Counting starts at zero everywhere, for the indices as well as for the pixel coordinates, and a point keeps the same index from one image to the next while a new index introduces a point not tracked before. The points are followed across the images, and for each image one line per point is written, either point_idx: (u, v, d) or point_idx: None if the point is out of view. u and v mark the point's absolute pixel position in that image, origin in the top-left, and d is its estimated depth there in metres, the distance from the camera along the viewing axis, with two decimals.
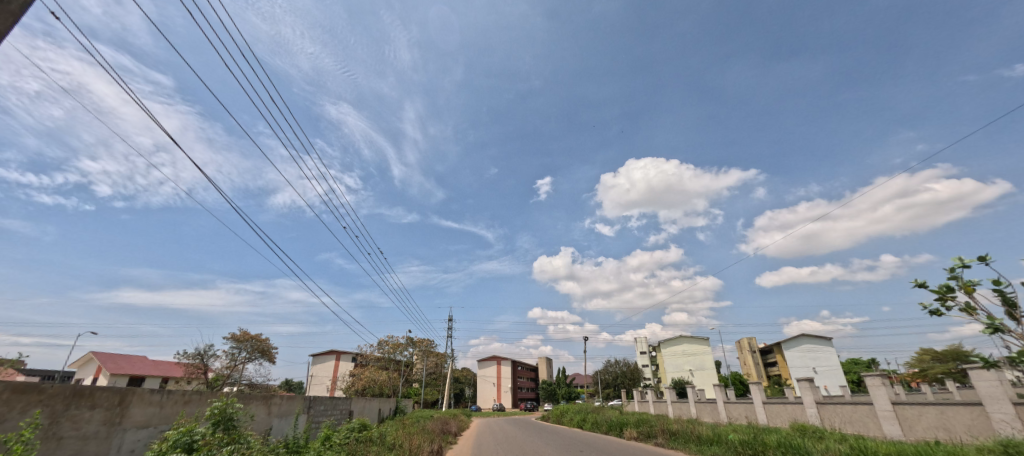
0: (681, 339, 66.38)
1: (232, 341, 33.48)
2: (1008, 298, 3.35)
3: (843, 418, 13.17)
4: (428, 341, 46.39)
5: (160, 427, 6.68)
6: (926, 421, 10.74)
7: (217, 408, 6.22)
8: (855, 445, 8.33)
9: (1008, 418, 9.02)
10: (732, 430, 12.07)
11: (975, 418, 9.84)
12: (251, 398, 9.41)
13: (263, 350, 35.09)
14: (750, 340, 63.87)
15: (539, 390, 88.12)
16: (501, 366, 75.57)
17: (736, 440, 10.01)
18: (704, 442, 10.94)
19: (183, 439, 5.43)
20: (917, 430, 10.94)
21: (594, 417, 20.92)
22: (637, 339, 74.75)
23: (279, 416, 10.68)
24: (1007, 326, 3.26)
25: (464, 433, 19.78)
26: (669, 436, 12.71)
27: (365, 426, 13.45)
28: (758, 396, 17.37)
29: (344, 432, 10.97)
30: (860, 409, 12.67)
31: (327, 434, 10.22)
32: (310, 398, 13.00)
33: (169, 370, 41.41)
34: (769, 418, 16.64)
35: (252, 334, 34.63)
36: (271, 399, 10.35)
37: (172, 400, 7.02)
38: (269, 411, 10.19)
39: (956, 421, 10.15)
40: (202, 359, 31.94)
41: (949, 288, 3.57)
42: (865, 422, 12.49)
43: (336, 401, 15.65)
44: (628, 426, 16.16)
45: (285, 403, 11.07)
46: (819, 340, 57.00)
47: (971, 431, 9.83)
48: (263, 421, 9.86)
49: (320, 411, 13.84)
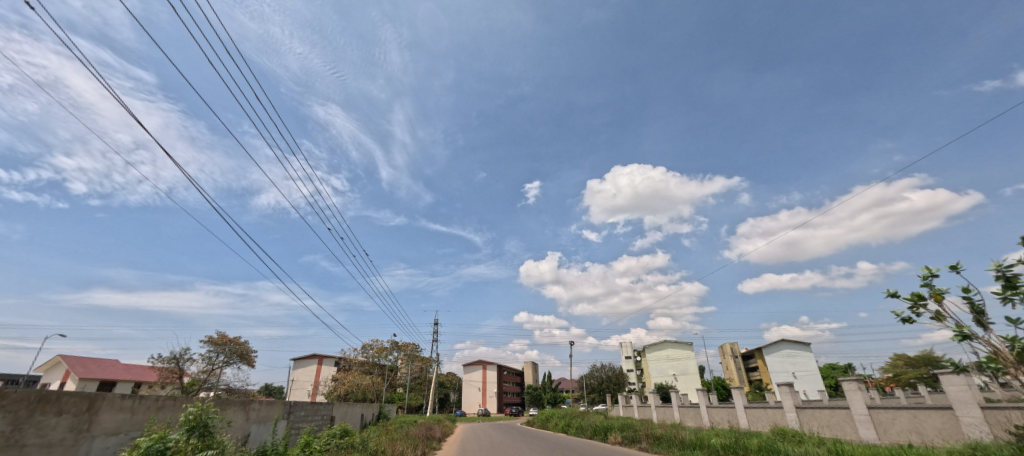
0: (665, 344, 67.15)
1: (209, 345, 32.55)
2: (975, 306, 3.52)
3: (821, 422, 13.50)
4: (413, 345, 45.79)
5: (131, 434, 6.43)
6: (900, 424, 11.07)
7: (192, 415, 6.05)
8: (832, 448, 8.48)
9: (976, 422, 9.36)
10: (714, 434, 12.11)
11: (946, 421, 10.13)
12: (227, 404, 9.10)
13: (242, 354, 34.25)
14: (733, 345, 65.13)
15: (524, 395, 87.63)
16: (486, 370, 75.10)
17: (718, 444, 10.09)
18: (688, 446, 11.00)
19: (156, 446, 5.25)
20: (891, 433, 11.24)
21: (579, 422, 20.94)
22: (623, 343, 75.40)
23: (257, 421, 10.33)
24: (973, 333, 3.42)
25: (447, 437, 19.48)
26: (653, 441, 12.76)
27: (346, 432, 13.08)
28: (739, 401, 17.64)
29: (325, 439, 10.69)
30: (838, 413, 12.96)
31: (308, 441, 9.93)
32: (290, 402, 12.66)
33: (142, 375, 40.15)
34: (751, 422, 16.88)
35: (232, 337, 33.81)
36: (250, 404, 10.01)
37: (144, 405, 6.77)
38: (247, 417, 9.88)
39: (928, 425, 10.49)
40: (177, 363, 31.01)
41: (920, 296, 3.75)
42: (842, 426, 12.78)
43: (316, 406, 15.32)
44: (613, 431, 16.23)
45: (264, 408, 10.72)
46: (798, 346, 58.35)
47: (943, 434, 10.12)
48: (241, 427, 9.59)
49: (300, 416, 13.57)
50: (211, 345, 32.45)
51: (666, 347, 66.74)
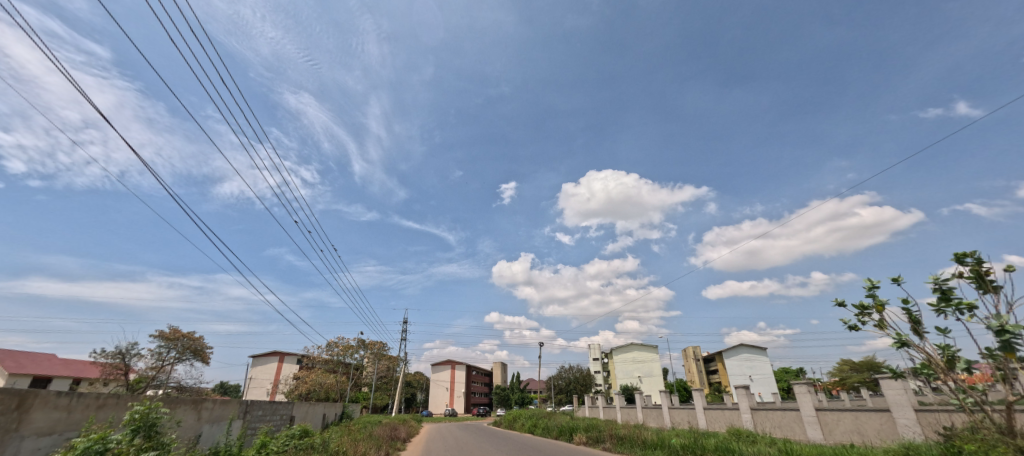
0: (632, 347, 68.81)
1: (160, 340, 30.69)
2: (913, 316, 3.81)
3: (773, 423, 14.22)
4: (381, 343, 44.82)
5: (65, 435, 5.95)
6: (843, 425, 11.81)
7: (137, 414, 5.69)
8: (783, 448, 8.92)
9: (910, 423, 10.11)
10: (675, 434, 12.50)
11: (884, 422, 10.87)
12: (176, 403, 8.57)
13: (196, 350, 32.54)
14: (695, 349, 67.48)
15: (492, 395, 87.54)
16: (455, 370, 74.51)
17: (678, 444, 10.42)
18: (649, 446, 11.32)
19: (95, 446, 4.89)
20: (836, 434, 11.97)
21: (544, 423, 21.04)
22: (591, 345, 76.68)
23: (210, 421, 9.81)
24: (910, 341, 3.71)
25: (411, 438, 19.09)
26: (617, 441, 13.05)
27: (306, 432, 12.65)
28: (699, 402, 18.28)
29: (282, 439, 10.29)
30: (788, 415, 13.68)
31: (264, 441, 9.52)
32: (246, 402, 12.08)
33: (82, 371, 37.39)
34: (709, 423, 17.54)
35: (185, 332, 32.03)
36: (202, 404, 9.50)
37: (83, 403, 6.30)
38: (199, 417, 9.36)
39: (868, 426, 11.23)
40: (123, 359, 29.08)
41: (865, 306, 4.03)
42: (792, 426, 13.50)
43: (275, 406, 14.72)
44: (578, 431, 16.48)
45: (217, 408, 10.19)
46: (755, 350, 61.10)
47: (881, 434, 10.86)
48: (191, 428, 9.08)
49: (257, 416, 13.01)
50: (162, 340, 30.60)
51: (632, 349, 68.38)
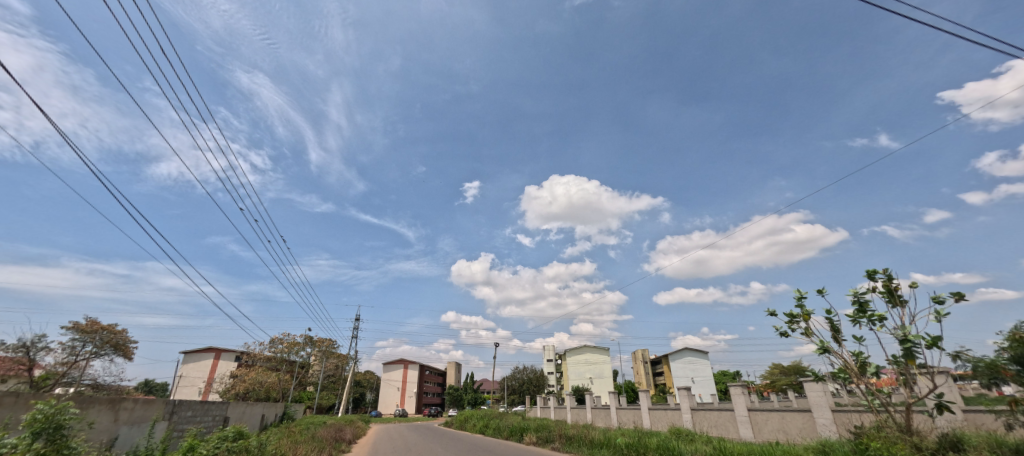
0: (584, 349, 70.60)
1: (74, 332, 27.61)
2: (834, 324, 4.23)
3: (711, 422, 15.10)
4: (330, 341, 42.93)
5: None
6: (771, 425, 12.74)
7: (40, 415, 5.07)
8: (718, 446, 9.46)
9: (827, 422, 11.08)
10: (621, 434, 12.93)
11: (805, 422, 11.83)
12: (87, 403, 7.69)
13: (117, 344, 29.66)
14: (644, 351, 70.32)
15: (444, 396, 86.46)
16: (407, 370, 72.87)
17: (623, 443, 10.78)
18: (596, 445, 11.64)
19: None
20: (764, 432, 12.90)
21: (496, 423, 21.01)
22: (546, 346, 77.83)
23: (128, 423, 8.94)
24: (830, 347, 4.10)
25: (357, 440, 18.35)
26: (565, 440, 13.32)
27: (241, 434, 11.85)
28: (644, 403, 19.05)
29: (213, 442, 9.55)
30: (724, 414, 14.57)
31: (191, 444, 8.82)
32: (174, 401, 11.12)
33: None
34: (653, 422, 18.34)
35: (105, 324, 29.06)
36: (120, 404, 8.64)
37: None
38: (115, 418, 8.50)
39: (791, 425, 12.18)
40: (27, 353, 25.88)
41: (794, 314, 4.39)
42: (727, 425, 14.39)
43: (206, 406, 13.64)
44: (528, 431, 16.64)
45: (139, 408, 9.32)
46: (698, 353, 64.63)
47: (802, 432, 11.82)
48: (105, 430, 8.23)
49: (186, 418, 12.03)
50: (76, 333, 27.50)
51: (584, 351, 70.17)
